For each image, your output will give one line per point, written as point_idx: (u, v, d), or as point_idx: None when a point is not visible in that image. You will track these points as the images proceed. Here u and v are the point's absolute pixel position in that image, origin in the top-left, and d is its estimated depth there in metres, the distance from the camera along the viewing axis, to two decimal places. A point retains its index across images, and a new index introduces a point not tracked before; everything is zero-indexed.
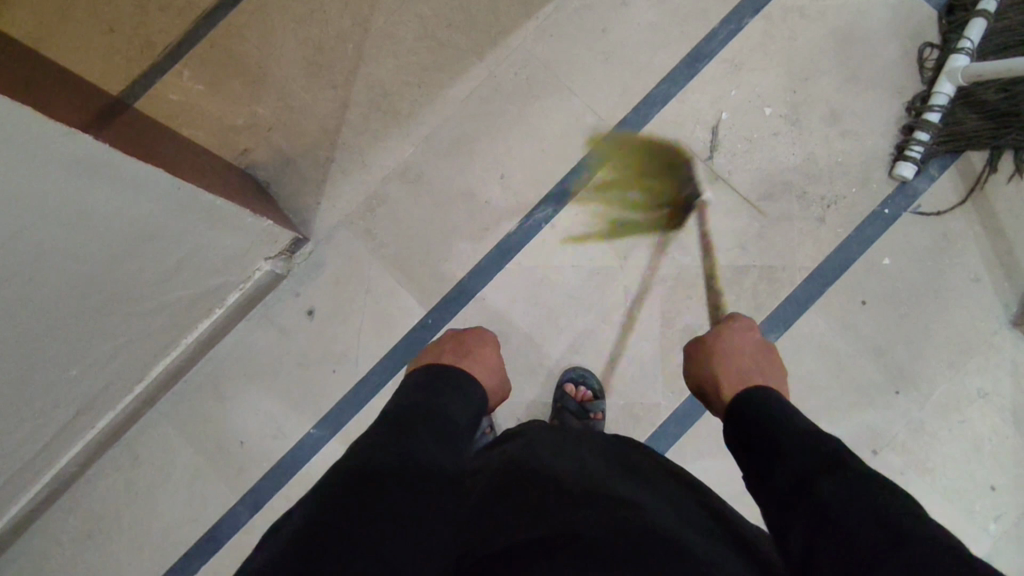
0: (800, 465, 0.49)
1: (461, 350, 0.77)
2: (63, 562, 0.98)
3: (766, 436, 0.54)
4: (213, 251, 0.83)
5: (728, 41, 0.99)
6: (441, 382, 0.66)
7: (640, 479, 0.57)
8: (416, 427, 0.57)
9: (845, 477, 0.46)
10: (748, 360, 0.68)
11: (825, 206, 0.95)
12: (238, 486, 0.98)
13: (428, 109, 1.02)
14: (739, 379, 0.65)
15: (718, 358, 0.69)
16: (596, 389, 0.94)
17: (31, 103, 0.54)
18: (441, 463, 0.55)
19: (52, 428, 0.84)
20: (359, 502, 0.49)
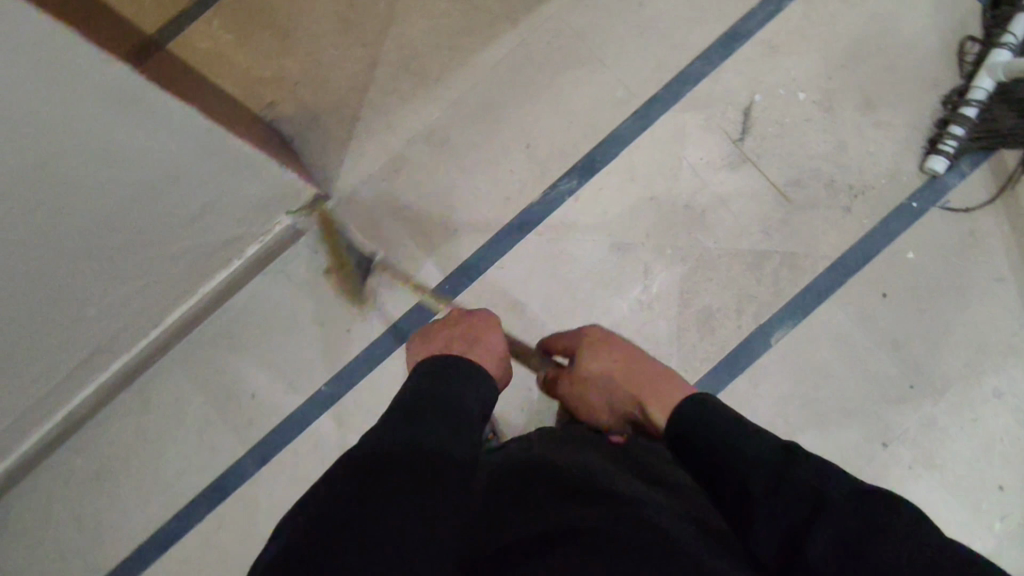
0: (802, 496, 0.47)
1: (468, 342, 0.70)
2: (68, 501, 0.99)
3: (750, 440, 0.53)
4: (238, 199, 0.83)
5: (767, 22, 0.97)
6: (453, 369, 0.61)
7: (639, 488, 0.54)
8: (426, 417, 0.53)
9: (856, 502, 0.45)
10: (630, 366, 0.70)
11: (853, 196, 0.94)
12: (246, 439, 0.98)
13: (458, 74, 1.01)
14: (651, 393, 0.66)
15: (612, 382, 0.70)
16: None
17: (88, 32, 0.54)
18: (452, 451, 0.51)
19: (67, 365, 0.86)
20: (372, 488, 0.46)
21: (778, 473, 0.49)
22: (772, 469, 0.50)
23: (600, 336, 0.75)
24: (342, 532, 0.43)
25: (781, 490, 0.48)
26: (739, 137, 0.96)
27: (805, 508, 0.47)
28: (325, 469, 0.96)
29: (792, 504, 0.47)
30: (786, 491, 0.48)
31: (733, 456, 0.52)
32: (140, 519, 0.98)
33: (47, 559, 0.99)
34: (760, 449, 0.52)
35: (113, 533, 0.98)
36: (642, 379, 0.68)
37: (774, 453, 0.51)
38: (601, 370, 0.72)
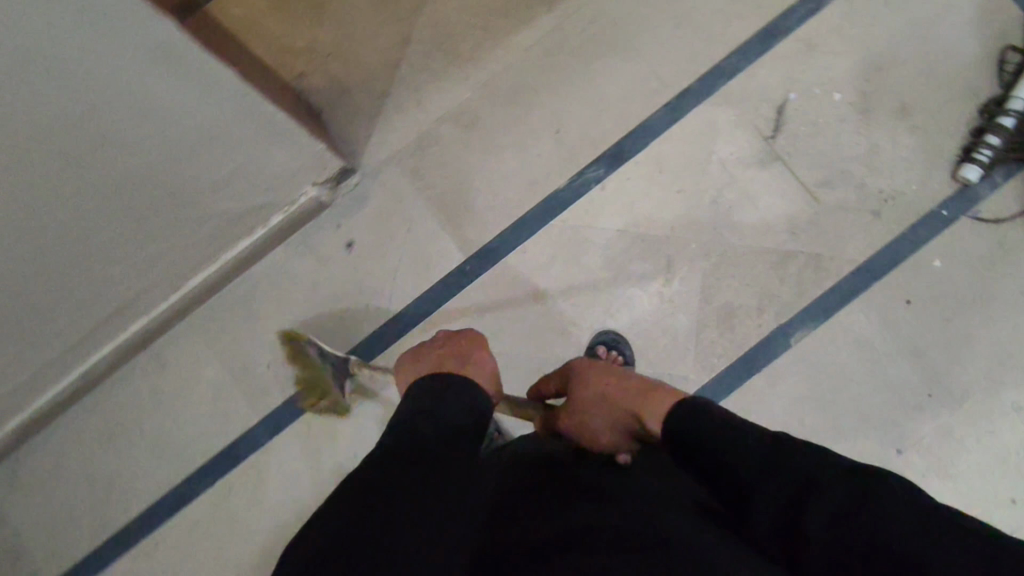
0: (793, 483, 0.46)
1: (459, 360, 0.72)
2: (80, 459, 1.00)
3: (735, 432, 0.50)
4: (266, 167, 0.83)
5: (806, 19, 0.96)
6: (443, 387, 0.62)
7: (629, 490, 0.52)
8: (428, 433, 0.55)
9: (848, 481, 0.44)
10: (623, 383, 0.67)
11: (882, 200, 0.93)
12: (260, 407, 0.99)
13: (490, 55, 1.00)
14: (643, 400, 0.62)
15: (604, 400, 0.66)
16: (628, 357, 0.91)
17: None
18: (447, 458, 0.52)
19: (87, 323, 0.86)
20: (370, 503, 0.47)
21: (770, 467, 0.47)
22: (761, 458, 0.48)
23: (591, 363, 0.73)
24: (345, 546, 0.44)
25: (773, 483, 0.46)
26: (771, 134, 0.95)
27: (795, 493, 0.45)
28: (337, 440, 0.98)
29: (787, 497, 0.45)
30: (777, 482, 0.46)
31: (718, 456, 0.50)
32: (151, 480, 0.99)
33: (58, 514, 1.00)
34: (749, 439, 0.49)
35: (124, 492, 0.99)
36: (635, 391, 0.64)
37: (761, 445, 0.49)
38: (595, 391, 0.68)
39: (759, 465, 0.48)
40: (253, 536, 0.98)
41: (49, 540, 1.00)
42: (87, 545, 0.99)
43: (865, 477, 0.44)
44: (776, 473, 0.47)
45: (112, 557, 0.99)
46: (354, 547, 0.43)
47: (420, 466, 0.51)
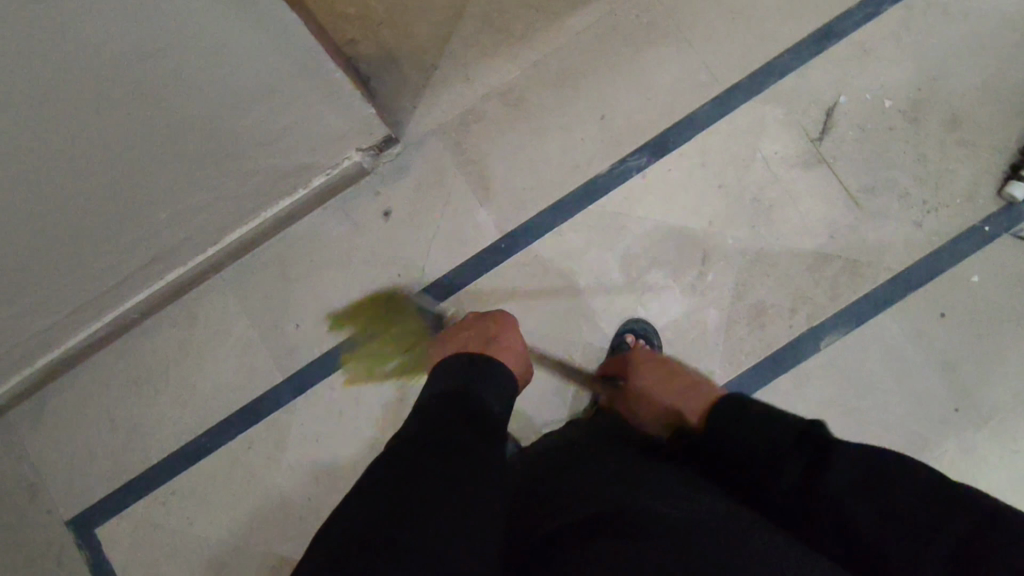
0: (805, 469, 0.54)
1: (483, 339, 0.83)
2: (105, 402, 1.01)
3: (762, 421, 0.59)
4: (317, 128, 0.83)
5: (863, 24, 0.95)
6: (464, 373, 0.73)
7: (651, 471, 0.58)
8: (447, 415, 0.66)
9: (859, 466, 0.52)
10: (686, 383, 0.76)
11: (925, 211, 0.93)
12: (286, 367, 1.00)
13: (542, 36, 1.00)
14: (686, 399, 0.73)
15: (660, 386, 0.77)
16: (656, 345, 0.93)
17: None
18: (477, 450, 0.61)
19: (126, 268, 0.87)
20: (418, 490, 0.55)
21: (776, 453, 0.56)
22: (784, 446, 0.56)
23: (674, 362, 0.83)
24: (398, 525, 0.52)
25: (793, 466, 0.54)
26: (818, 136, 0.95)
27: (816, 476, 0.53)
28: (360, 404, 0.99)
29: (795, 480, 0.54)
30: (790, 466, 0.55)
31: (748, 443, 0.58)
32: (173, 429, 1.00)
33: (79, 454, 1.01)
34: (778, 430, 0.58)
35: (146, 439, 1.01)
36: (688, 392, 0.74)
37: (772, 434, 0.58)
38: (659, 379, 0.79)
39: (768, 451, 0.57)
40: (269, 491, 0.99)
41: (68, 479, 1.01)
42: (106, 487, 1.00)
43: (876, 463, 0.51)
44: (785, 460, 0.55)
45: (130, 501, 1.00)
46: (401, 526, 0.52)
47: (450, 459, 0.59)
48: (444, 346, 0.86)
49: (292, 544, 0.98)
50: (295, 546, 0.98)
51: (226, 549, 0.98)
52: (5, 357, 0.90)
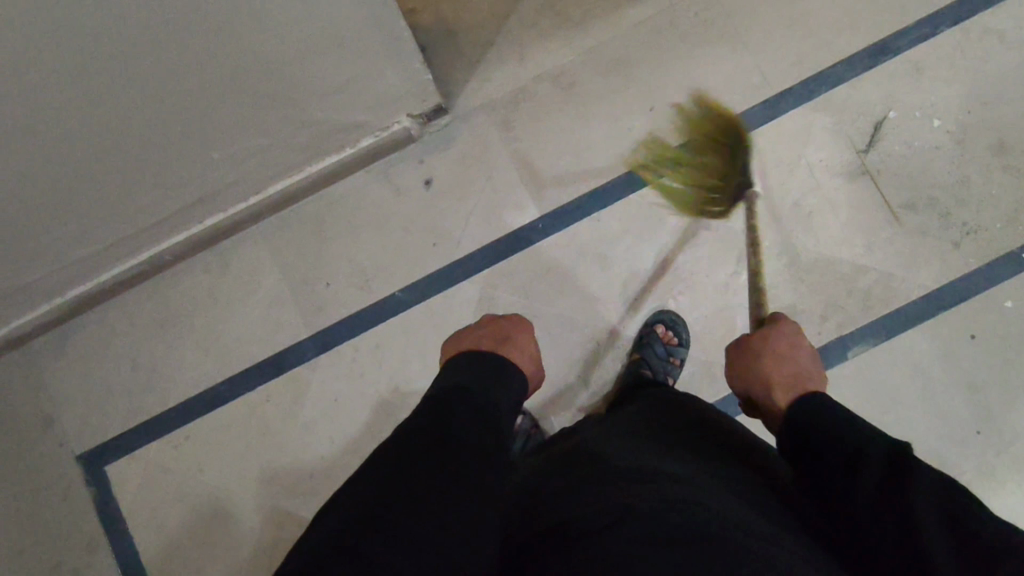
0: (871, 483, 0.53)
1: (499, 339, 0.81)
2: (129, 341, 1.01)
3: (831, 436, 0.58)
4: (375, 86, 0.83)
5: (918, 43, 0.96)
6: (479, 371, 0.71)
7: (675, 467, 0.58)
8: (457, 407, 0.65)
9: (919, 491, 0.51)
10: (796, 363, 0.72)
11: (964, 233, 0.93)
12: (313, 324, 1.00)
13: (600, 24, 1.01)
14: (786, 382, 0.69)
15: (768, 358, 0.73)
16: (683, 337, 0.94)
17: None
18: (481, 449, 0.62)
19: (170, 207, 0.88)
20: (421, 482, 0.57)
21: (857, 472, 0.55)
22: (844, 462, 0.56)
23: (792, 326, 0.77)
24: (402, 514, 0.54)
25: (849, 482, 0.54)
26: (865, 149, 0.96)
27: (873, 493, 0.52)
28: (382, 368, 0.99)
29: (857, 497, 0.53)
30: (853, 480, 0.54)
31: (820, 451, 0.58)
32: (194, 374, 1.01)
33: (98, 390, 1.01)
34: (846, 441, 0.57)
35: (166, 382, 1.01)
36: (794, 376, 0.70)
37: (851, 448, 0.56)
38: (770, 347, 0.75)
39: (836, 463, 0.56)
40: (283, 446, 0.99)
41: (84, 415, 1.01)
42: (121, 424, 1.01)
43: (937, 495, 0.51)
44: (851, 474, 0.55)
45: (143, 442, 1.00)
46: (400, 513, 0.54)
47: (453, 451, 0.61)
48: (458, 340, 0.84)
49: (301, 501, 0.97)
50: (303, 503, 0.97)
51: (233, 499, 0.98)
52: (39, 284, 0.90)
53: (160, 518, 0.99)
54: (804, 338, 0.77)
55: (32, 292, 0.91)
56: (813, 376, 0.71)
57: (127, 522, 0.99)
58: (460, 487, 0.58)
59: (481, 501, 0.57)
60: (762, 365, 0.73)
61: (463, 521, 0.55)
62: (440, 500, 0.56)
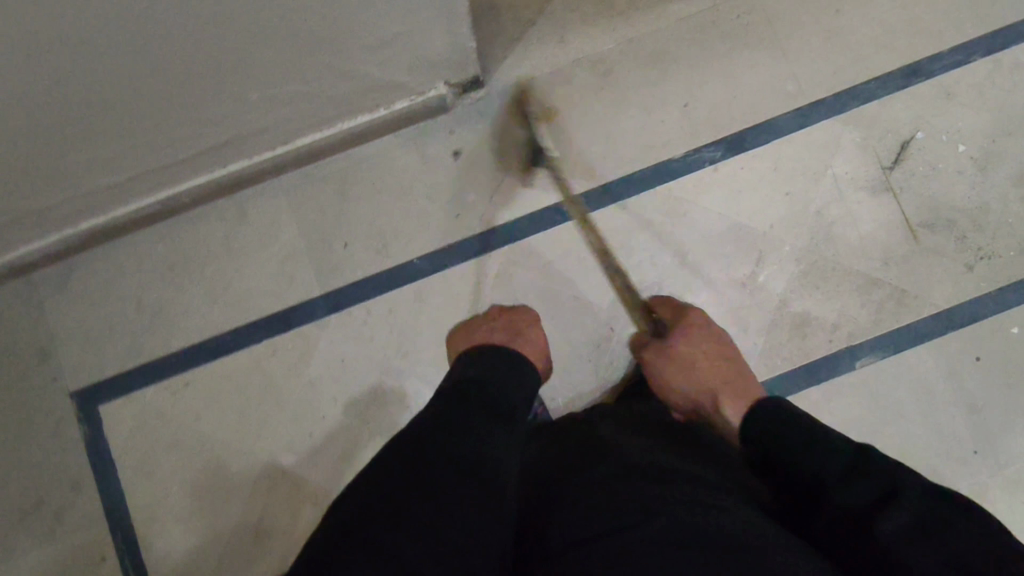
0: (855, 502, 0.57)
1: (510, 337, 0.86)
2: (135, 282, 0.99)
3: (797, 451, 0.62)
4: (420, 47, 0.83)
5: (950, 68, 0.98)
6: (496, 362, 0.75)
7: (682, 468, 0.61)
8: (471, 399, 0.68)
9: (907, 505, 0.54)
10: (724, 366, 0.83)
11: (978, 257, 0.95)
12: (326, 283, 0.99)
13: (642, 15, 1.02)
14: (730, 392, 0.80)
15: (702, 366, 0.83)
16: None
17: None
18: (497, 439, 0.64)
19: (198, 146, 0.86)
20: (446, 467, 0.59)
21: (832, 484, 0.59)
22: (831, 474, 0.59)
23: (711, 330, 0.87)
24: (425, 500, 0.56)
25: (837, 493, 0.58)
26: (890, 165, 0.97)
27: (864, 504, 0.56)
28: (392, 334, 0.98)
29: (840, 514, 0.57)
30: (840, 491, 0.58)
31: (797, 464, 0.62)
32: (199, 321, 0.99)
33: (98, 327, 0.99)
34: (827, 457, 0.60)
35: (169, 326, 0.99)
36: (727, 380, 0.82)
37: (815, 463, 0.61)
38: (699, 355, 0.84)
39: (815, 479, 0.60)
40: (283, 403, 0.98)
41: (81, 352, 0.99)
42: (119, 365, 0.99)
43: (923, 503, 0.54)
44: (829, 489, 0.59)
45: (140, 385, 0.98)
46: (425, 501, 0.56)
47: (474, 438, 0.63)
48: (473, 336, 0.90)
49: (297, 460, 0.96)
50: (298, 462, 0.96)
51: (228, 451, 0.97)
52: (53, 211, 0.88)
53: (149, 464, 0.97)
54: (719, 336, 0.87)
55: (45, 219, 0.89)
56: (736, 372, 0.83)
57: (115, 465, 0.97)
58: (480, 470, 0.59)
59: (496, 485, 0.59)
60: (701, 374, 0.83)
61: (476, 510, 0.56)
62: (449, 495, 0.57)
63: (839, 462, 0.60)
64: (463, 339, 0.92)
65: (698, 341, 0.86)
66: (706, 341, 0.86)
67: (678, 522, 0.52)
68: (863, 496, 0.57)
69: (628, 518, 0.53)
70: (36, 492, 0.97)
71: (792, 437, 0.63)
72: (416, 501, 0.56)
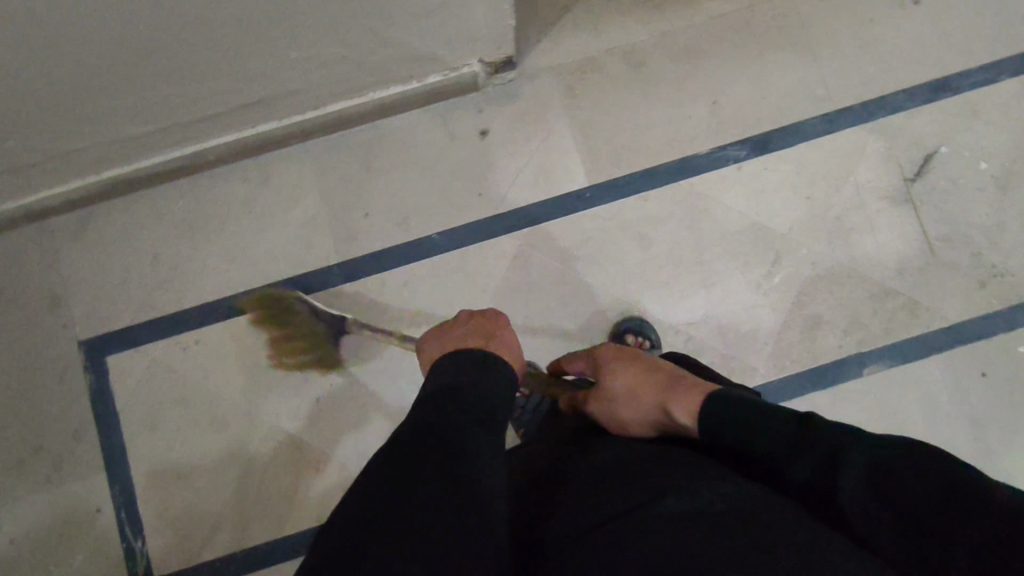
0: (811, 470, 0.52)
1: (488, 335, 0.74)
2: (152, 235, 0.99)
3: (752, 439, 0.57)
4: (460, 22, 0.83)
5: (978, 86, 0.99)
6: (471, 369, 0.63)
7: (680, 465, 0.56)
8: (448, 402, 0.59)
9: (867, 466, 0.50)
10: (655, 375, 0.71)
11: (991, 274, 0.96)
12: (344, 252, 0.99)
13: (678, 10, 1.02)
14: (672, 395, 0.66)
15: (637, 390, 0.70)
16: (653, 337, 0.93)
17: None
18: (471, 425, 0.58)
19: (229, 102, 0.86)
20: (425, 462, 0.53)
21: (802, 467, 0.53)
22: (790, 441, 0.54)
23: (617, 350, 0.78)
24: (408, 500, 0.50)
25: (800, 460, 0.53)
26: (912, 178, 0.98)
27: (823, 467, 0.52)
28: (405, 307, 0.98)
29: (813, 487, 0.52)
30: (799, 460, 0.53)
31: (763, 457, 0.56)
32: (213, 280, 0.99)
33: (112, 278, 0.99)
34: (784, 427, 0.56)
35: (183, 282, 0.99)
36: (664, 385, 0.69)
37: (767, 441, 0.56)
38: (629, 380, 0.72)
39: (781, 453, 0.55)
40: (293, 368, 0.97)
41: (92, 301, 0.99)
42: (129, 318, 0.98)
43: (886, 458, 0.49)
44: (783, 464, 0.54)
45: (149, 339, 0.98)
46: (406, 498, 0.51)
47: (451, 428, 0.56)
48: (438, 338, 0.76)
49: (302, 425, 0.96)
50: (303, 427, 0.96)
51: (233, 411, 0.97)
52: (77, 156, 0.88)
53: (153, 419, 0.97)
54: (633, 352, 0.77)
55: (68, 164, 0.89)
56: (664, 374, 0.71)
57: (119, 417, 0.97)
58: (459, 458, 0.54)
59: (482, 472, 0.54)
60: (642, 394, 0.69)
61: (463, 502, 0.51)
62: (436, 489, 0.51)
63: (790, 430, 0.55)
64: (427, 345, 0.77)
65: (620, 368, 0.74)
66: (624, 363, 0.75)
67: (695, 504, 0.50)
68: (813, 465, 0.52)
69: (631, 497, 0.52)
70: (37, 438, 0.97)
71: (742, 423, 0.58)
72: (398, 497, 0.51)
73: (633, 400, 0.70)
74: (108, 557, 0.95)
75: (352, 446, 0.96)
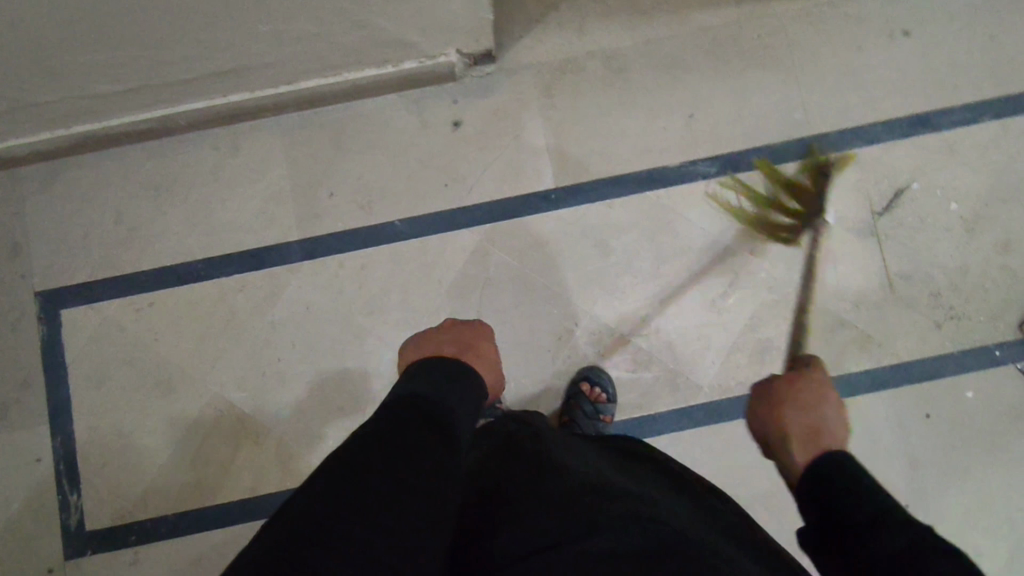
0: (826, 510, 0.55)
1: (461, 348, 0.76)
2: (118, 193, 1.00)
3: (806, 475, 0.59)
4: (436, 11, 0.83)
5: (959, 125, 0.98)
6: (431, 375, 0.65)
7: (637, 496, 0.53)
8: (407, 413, 0.59)
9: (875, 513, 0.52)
10: (814, 415, 0.66)
11: (948, 317, 0.95)
12: (305, 228, 0.99)
13: (665, 18, 1.01)
14: (809, 436, 0.64)
15: (792, 410, 0.68)
16: (610, 393, 0.95)
17: None
18: (425, 439, 0.57)
19: (202, 69, 0.86)
20: (367, 470, 0.52)
21: (821, 511, 0.55)
22: (819, 479, 0.58)
23: (817, 376, 0.72)
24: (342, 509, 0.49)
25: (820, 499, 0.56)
26: (879, 212, 0.97)
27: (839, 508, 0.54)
28: (359, 290, 0.98)
29: (825, 525, 0.54)
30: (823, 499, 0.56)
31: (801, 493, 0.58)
32: (174, 242, 0.99)
33: (73, 233, 0.99)
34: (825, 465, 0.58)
35: (144, 243, 0.99)
36: (813, 428, 0.65)
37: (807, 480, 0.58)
38: (794, 399, 0.69)
39: (811, 490, 0.58)
40: (243, 338, 0.98)
41: (52, 252, 0.99)
42: (88, 273, 0.99)
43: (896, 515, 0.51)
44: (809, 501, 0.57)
45: (104, 296, 0.99)
46: (340, 505, 0.49)
47: (401, 442, 0.55)
48: (414, 347, 0.78)
49: (248, 396, 0.97)
50: (248, 398, 0.97)
51: (180, 375, 0.98)
52: (46, 109, 0.88)
53: (102, 374, 0.98)
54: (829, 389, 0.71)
55: (36, 115, 0.89)
56: (833, 430, 0.65)
57: (68, 370, 0.98)
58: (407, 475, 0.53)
59: (428, 491, 0.53)
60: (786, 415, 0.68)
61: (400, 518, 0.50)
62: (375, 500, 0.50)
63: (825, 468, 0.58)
64: (405, 351, 0.79)
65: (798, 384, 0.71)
66: (811, 385, 0.70)
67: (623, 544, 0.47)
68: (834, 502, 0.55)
69: (573, 523, 0.50)
70: None
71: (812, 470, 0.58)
72: (334, 504, 0.49)
73: (769, 403, 0.70)
74: (45, 505, 0.96)
75: (293, 421, 0.96)
